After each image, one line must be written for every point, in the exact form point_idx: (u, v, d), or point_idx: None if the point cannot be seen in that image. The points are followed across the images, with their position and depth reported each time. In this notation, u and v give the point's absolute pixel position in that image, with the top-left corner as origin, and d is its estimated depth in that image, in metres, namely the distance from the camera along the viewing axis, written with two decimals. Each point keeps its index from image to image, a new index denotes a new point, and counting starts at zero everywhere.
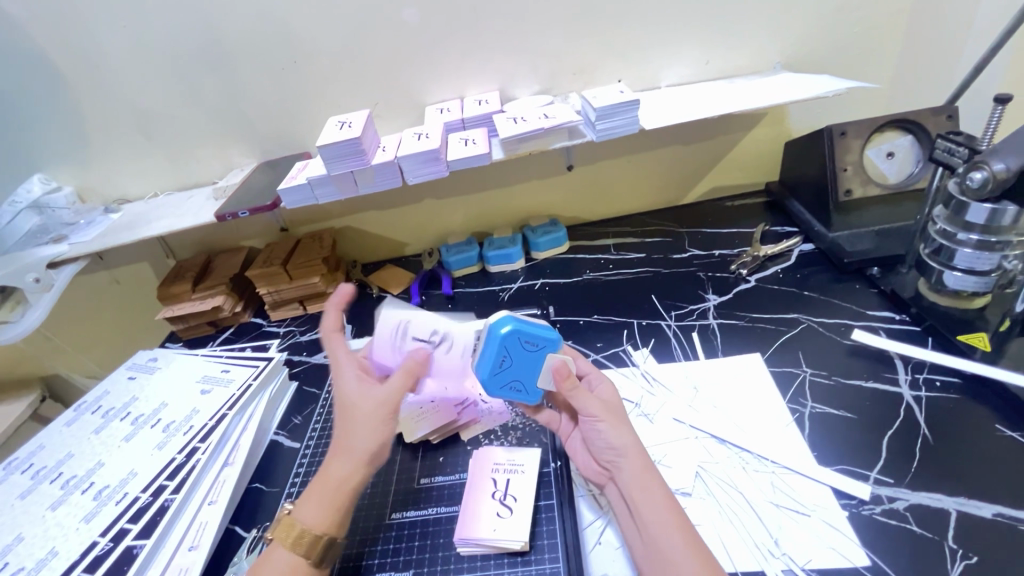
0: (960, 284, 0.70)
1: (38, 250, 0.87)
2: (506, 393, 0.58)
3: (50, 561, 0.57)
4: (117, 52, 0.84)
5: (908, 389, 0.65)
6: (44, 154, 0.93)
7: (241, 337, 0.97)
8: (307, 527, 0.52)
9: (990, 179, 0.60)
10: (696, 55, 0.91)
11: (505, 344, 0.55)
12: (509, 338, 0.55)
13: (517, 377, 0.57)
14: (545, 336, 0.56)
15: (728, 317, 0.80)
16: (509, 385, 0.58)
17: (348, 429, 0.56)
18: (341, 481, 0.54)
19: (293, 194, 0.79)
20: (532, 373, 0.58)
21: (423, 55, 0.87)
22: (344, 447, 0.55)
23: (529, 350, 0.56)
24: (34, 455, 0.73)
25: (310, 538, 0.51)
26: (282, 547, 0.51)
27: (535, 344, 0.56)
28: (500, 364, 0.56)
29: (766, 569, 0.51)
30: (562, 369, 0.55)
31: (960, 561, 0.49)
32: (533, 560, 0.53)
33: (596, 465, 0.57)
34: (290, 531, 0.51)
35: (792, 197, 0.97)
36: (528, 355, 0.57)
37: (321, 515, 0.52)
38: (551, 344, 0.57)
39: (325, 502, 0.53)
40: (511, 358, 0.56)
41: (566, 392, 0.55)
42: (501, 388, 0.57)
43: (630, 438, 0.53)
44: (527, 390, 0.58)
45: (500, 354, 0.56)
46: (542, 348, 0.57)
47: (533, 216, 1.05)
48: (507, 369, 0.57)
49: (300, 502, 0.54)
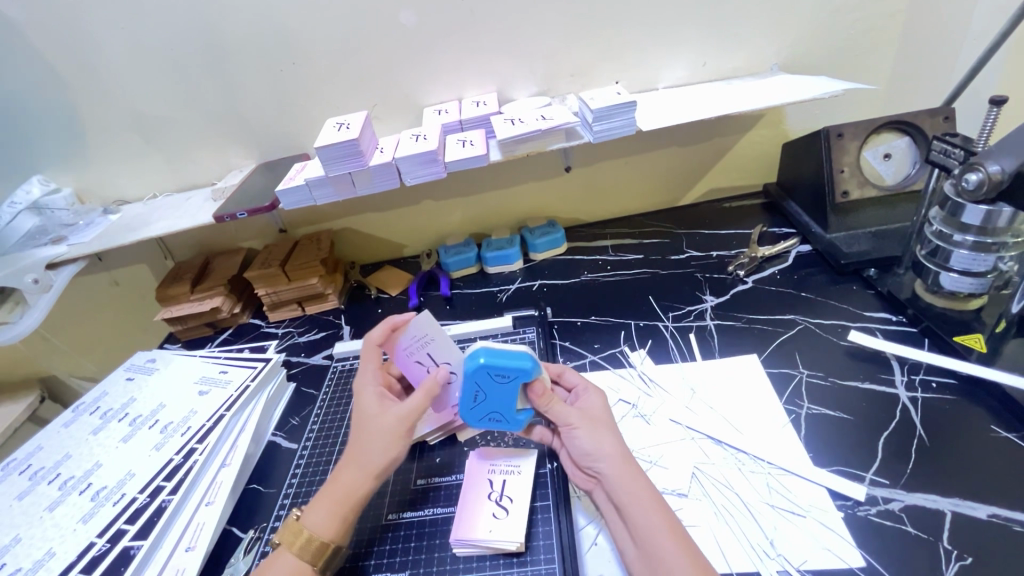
0: (957, 285, 0.70)
1: (37, 252, 0.87)
2: (488, 424, 0.59)
3: (48, 562, 0.57)
4: (116, 53, 0.85)
5: (904, 391, 0.65)
6: (42, 155, 0.93)
7: (239, 338, 0.97)
8: (314, 534, 0.52)
9: (986, 180, 0.59)
10: (693, 56, 0.91)
11: (474, 380, 0.57)
12: (479, 373, 0.56)
13: (494, 410, 0.58)
14: (516, 367, 0.56)
15: (725, 318, 0.81)
16: (487, 416, 0.59)
17: (362, 442, 0.56)
18: (349, 489, 0.54)
19: (291, 195, 0.79)
20: (508, 404, 0.58)
21: (420, 56, 0.87)
22: (357, 458, 0.55)
23: (501, 383, 0.56)
24: (33, 456, 0.73)
25: (317, 545, 0.51)
26: (289, 553, 0.51)
27: (506, 377, 0.56)
28: (474, 399, 0.58)
29: (761, 570, 0.51)
30: (539, 387, 0.57)
31: (955, 562, 0.49)
32: (529, 561, 0.53)
33: (582, 471, 0.57)
34: (297, 537, 0.52)
35: (790, 198, 0.97)
36: (501, 388, 0.57)
37: (329, 523, 0.53)
38: (523, 374, 0.56)
39: (333, 509, 0.53)
40: (484, 392, 0.57)
41: (540, 408, 0.57)
42: (480, 420, 0.59)
43: (614, 444, 0.54)
44: (505, 421, 0.59)
45: (472, 390, 0.57)
46: (514, 380, 0.56)
47: (530, 218, 1.06)
48: (482, 402, 0.58)
49: (309, 508, 0.54)
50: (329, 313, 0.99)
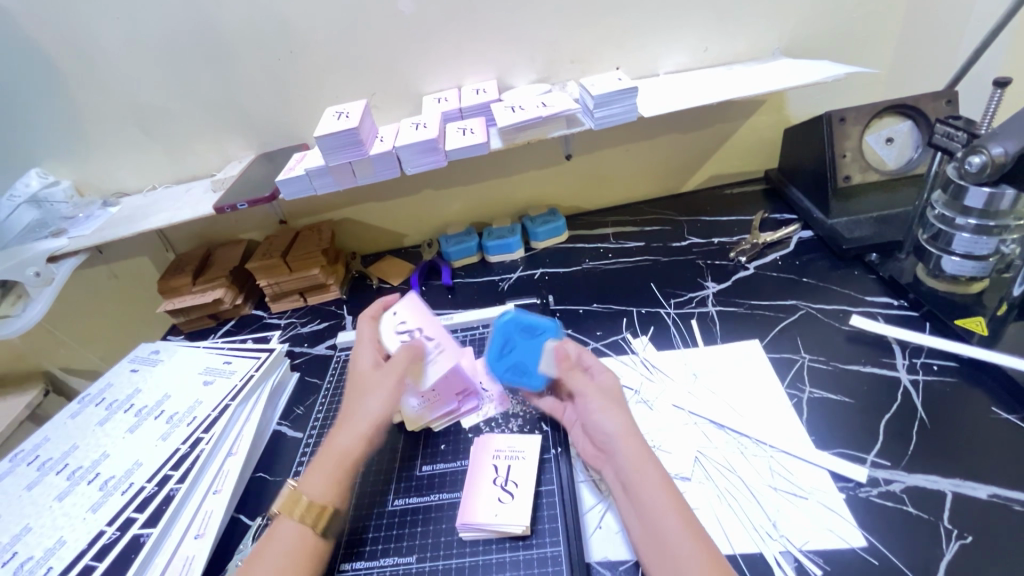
0: (958, 269, 0.71)
1: (40, 244, 0.87)
2: (511, 376, 0.65)
3: (59, 550, 0.58)
4: (111, 44, 0.84)
5: (905, 373, 0.66)
6: (40, 147, 0.92)
7: (243, 328, 0.98)
8: (314, 498, 0.53)
9: (988, 163, 0.60)
10: (694, 41, 0.90)
11: (507, 329, 0.65)
12: (510, 323, 0.65)
13: (518, 363, 0.64)
14: (544, 324, 0.65)
15: (726, 305, 0.81)
16: (511, 368, 0.64)
17: (354, 400, 0.58)
18: (343, 449, 0.56)
19: (291, 185, 0.79)
20: (532, 358, 0.64)
21: (419, 44, 0.87)
22: (352, 418, 0.57)
23: (530, 335, 0.65)
24: (40, 447, 0.73)
25: (314, 508, 0.52)
26: (288, 519, 0.52)
27: (534, 330, 0.65)
28: (503, 348, 0.65)
29: (764, 551, 0.51)
30: (562, 351, 0.61)
31: (955, 541, 0.49)
32: (534, 544, 0.54)
33: (593, 448, 0.58)
34: (297, 504, 0.52)
35: (791, 183, 0.97)
36: (529, 339, 0.65)
37: (327, 486, 0.53)
38: (548, 330, 0.64)
39: (329, 474, 0.54)
40: (514, 341, 0.65)
41: (563, 372, 0.60)
42: (505, 370, 0.65)
43: (625, 423, 0.54)
44: (527, 376, 0.64)
45: (503, 339, 0.65)
46: (541, 334, 0.65)
47: (531, 205, 1.05)
48: (510, 352, 0.64)
49: (306, 474, 0.54)
50: (331, 303, 0.99)
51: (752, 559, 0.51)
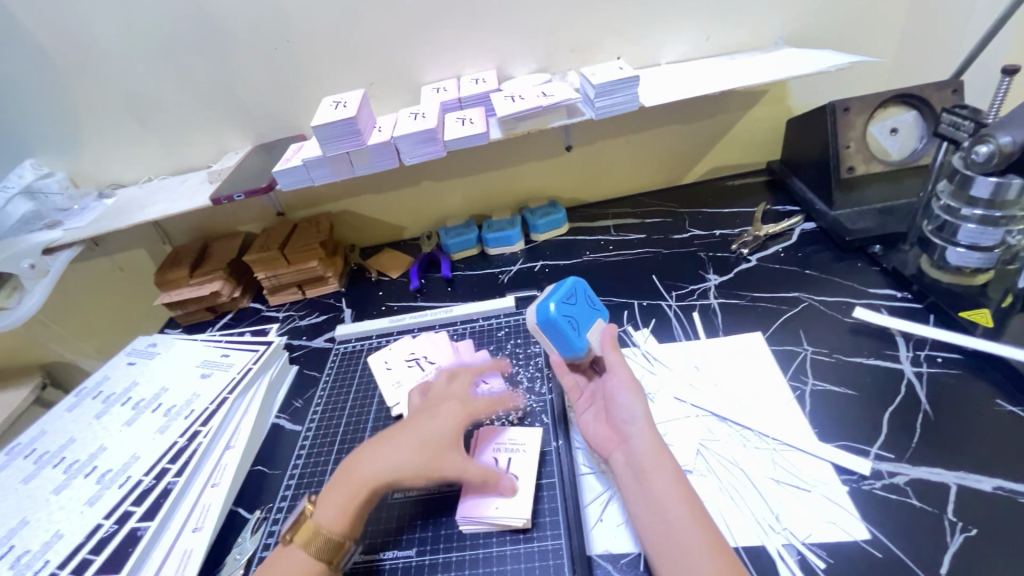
0: (963, 260, 0.70)
1: (33, 236, 0.86)
2: (563, 324, 0.60)
3: (56, 543, 0.58)
4: (105, 32, 0.83)
5: (909, 365, 0.65)
6: (34, 138, 0.91)
7: (240, 321, 0.97)
8: (332, 529, 0.51)
9: (996, 152, 0.60)
10: (697, 30, 0.89)
11: (575, 287, 0.63)
12: (580, 285, 0.63)
13: (573, 318, 0.61)
14: (602, 305, 0.65)
15: (728, 297, 0.80)
16: (567, 319, 0.60)
17: (400, 448, 0.54)
18: (363, 488, 0.53)
19: (289, 176, 0.78)
20: (586, 324, 0.62)
21: (418, 33, 0.85)
22: (396, 465, 0.54)
23: (590, 304, 0.64)
24: (37, 440, 0.73)
25: (326, 542, 0.51)
26: (301, 548, 0.51)
27: (595, 302, 0.64)
28: (567, 299, 0.61)
29: (767, 543, 0.51)
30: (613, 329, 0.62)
31: (960, 534, 0.49)
32: (535, 537, 0.54)
33: (606, 432, 0.58)
34: (313, 532, 0.51)
35: (793, 175, 0.96)
36: (589, 307, 0.63)
37: (346, 518, 0.52)
38: (603, 313, 0.65)
39: (348, 506, 0.53)
40: (576, 301, 0.62)
41: (605, 345, 0.61)
42: (561, 317, 0.60)
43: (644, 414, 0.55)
44: (575, 334, 0.60)
45: (571, 291, 0.62)
46: (597, 311, 0.64)
47: (531, 197, 1.04)
48: (572, 306, 0.61)
49: (327, 498, 0.53)
50: (329, 296, 0.98)
51: (755, 552, 0.51)
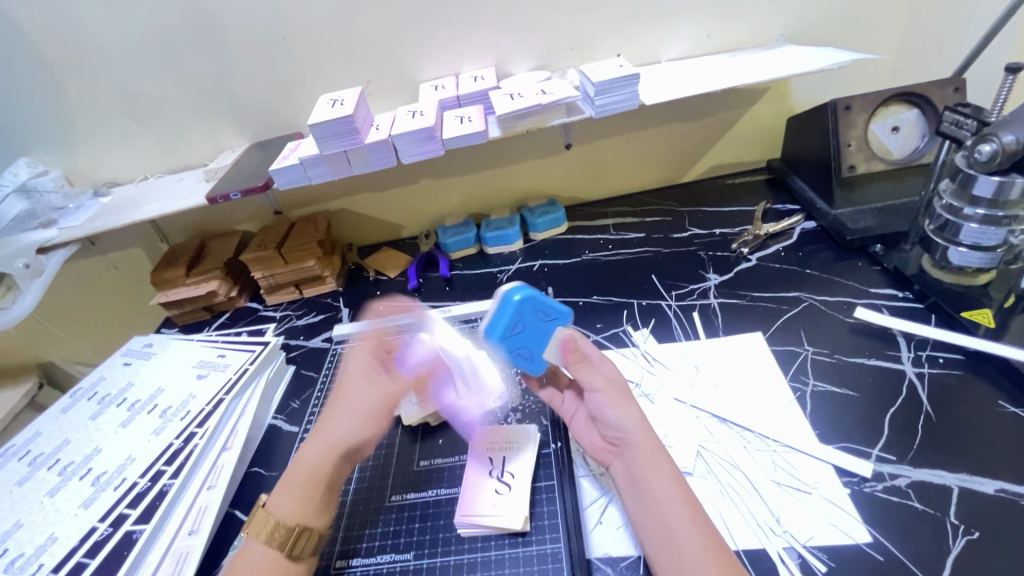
0: (965, 260, 0.70)
1: (28, 235, 0.85)
2: (513, 358, 0.58)
3: (50, 547, 0.57)
4: (99, 29, 0.82)
5: (910, 366, 0.65)
6: (27, 136, 0.90)
7: (237, 321, 0.96)
8: (284, 518, 0.51)
9: (999, 152, 0.60)
10: (697, 27, 0.88)
11: (516, 313, 0.56)
12: (523, 306, 0.56)
13: (522, 348, 0.58)
14: (557, 309, 0.57)
15: (729, 297, 0.79)
16: (514, 351, 0.58)
17: (333, 418, 0.56)
18: (312, 469, 0.54)
19: (285, 175, 0.77)
20: (539, 344, 0.58)
21: (416, 30, 0.85)
22: (329, 432, 0.55)
23: (540, 319, 0.57)
24: (32, 442, 0.72)
25: (281, 530, 0.50)
26: (257, 542, 0.50)
27: (547, 314, 0.57)
28: (509, 331, 0.56)
29: (767, 547, 0.51)
30: (570, 343, 0.56)
31: (962, 537, 0.49)
32: (533, 540, 0.53)
33: (602, 442, 0.56)
34: (266, 524, 0.50)
35: (794, 174, 0.95)
36: (539, 324, 0.57)
37: (295, 504, 0.52)
38: (561, 318, 0.57)
39: (298, 492, 0.52)
40: (521, 325, 0.57)
41: (570, 365, 0.56)
42: (506, 354, 0.58)
43: (637, 417, 0.53)
44: (529, 362, 0.58)
45: (513, 320, 0.56)
46: (552, 320, 0.57)
47: (530, 195, 1.04)
48: (517, 336, 0.57)
49: (275, 492, 0.53)
50: (327, 295, 0.97)
51: (756, 555, 0.50)
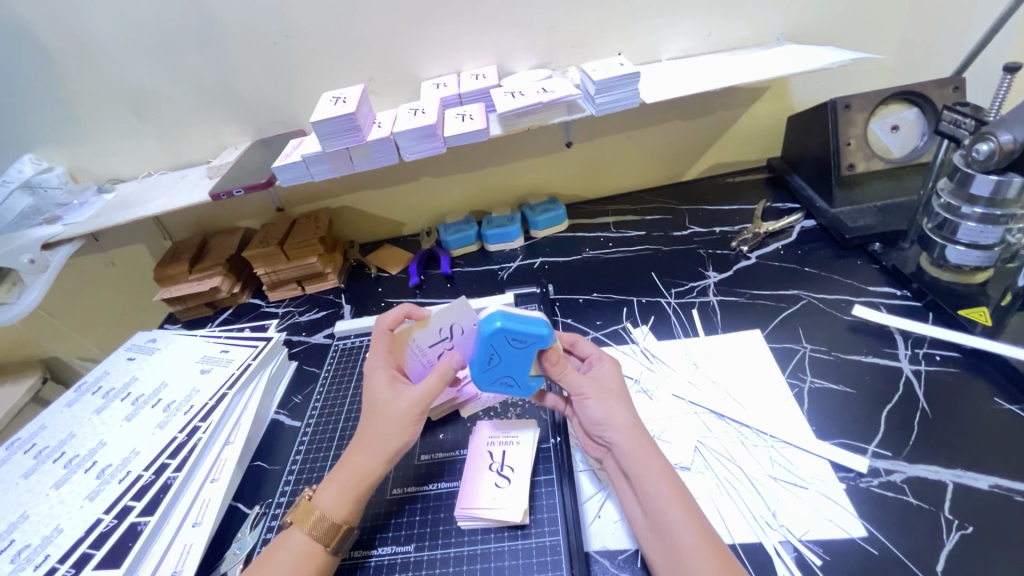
0: (962, 259, 0.70)
1: (33, 231, 0.86)
2: (499, 387, 0.58)
3: (56, 538, 0.58)
4: (102, 27, 0.82)
5: (907, 363, 0.65)
6: (32, 133, 0.91)
7: (240, 317, 0.97)
8: (328, 515, 0.52)
9: (997, 150, 0.59)
10: (697, 26, 0.89)
11: (492, 343, 0.54)
12: (495, 336, 0.54)
13: (506, 376, 0.57)
14: (534, 333, 0.54)
15: (728, 295, 0.80)
16: (499, 379, 0.58)
17: (376, 424, 0.56)
18: (362, 472, 0.54)
19: (288, 172, 0.78)
20: (523, 370, 0.57)
21: (417, 28, 0.85)
22: (370, 441, 0.55)
23: (517, 347, 0.55)
24: (37, 436, 0.73)
25: (327, 526, 0.51)
26: (299, 531, 0.51)
27: (523, 342, 0.54)
28: (488, 361, 0.56)
29: (764, 541, 0.51)
30: (553, 355, 0.56)
31: (956, 531, 0.49)
32: (533, 533, 0.54)
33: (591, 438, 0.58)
34: (309, 516, 0.52)
35: (794, 172, 0.96)
36: (517, 351, 0.55)
37: (341, 504, 0.52)
38: (540, 341, 0.54)
39: (344, 491, 0.53)
40: (498, 355, 0.55)
41: (554, 375, 0.56)
42: (492, 382, 0.58)
43: (625, 415, 0.54)
44: (516, 387, 0.58)
45: (487, 351, 0.55)
46: (530, 346, 0.54)
47: (531, 193, 1.04)
48: (496, 365, 0.56)
49: (322, 488, 0.54)
50: (330, 292, 0.98)
51: (752, 548, 0.51)
